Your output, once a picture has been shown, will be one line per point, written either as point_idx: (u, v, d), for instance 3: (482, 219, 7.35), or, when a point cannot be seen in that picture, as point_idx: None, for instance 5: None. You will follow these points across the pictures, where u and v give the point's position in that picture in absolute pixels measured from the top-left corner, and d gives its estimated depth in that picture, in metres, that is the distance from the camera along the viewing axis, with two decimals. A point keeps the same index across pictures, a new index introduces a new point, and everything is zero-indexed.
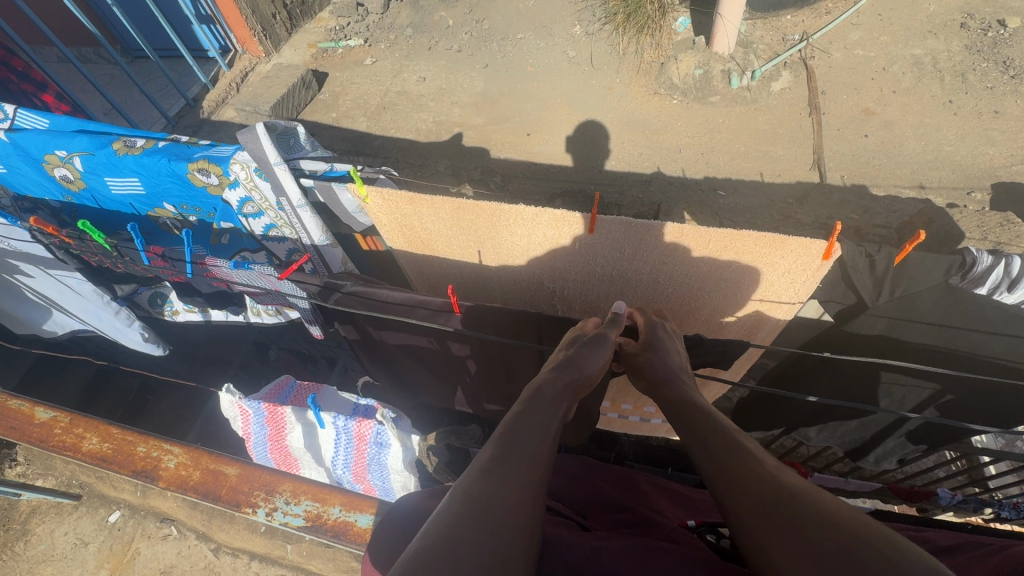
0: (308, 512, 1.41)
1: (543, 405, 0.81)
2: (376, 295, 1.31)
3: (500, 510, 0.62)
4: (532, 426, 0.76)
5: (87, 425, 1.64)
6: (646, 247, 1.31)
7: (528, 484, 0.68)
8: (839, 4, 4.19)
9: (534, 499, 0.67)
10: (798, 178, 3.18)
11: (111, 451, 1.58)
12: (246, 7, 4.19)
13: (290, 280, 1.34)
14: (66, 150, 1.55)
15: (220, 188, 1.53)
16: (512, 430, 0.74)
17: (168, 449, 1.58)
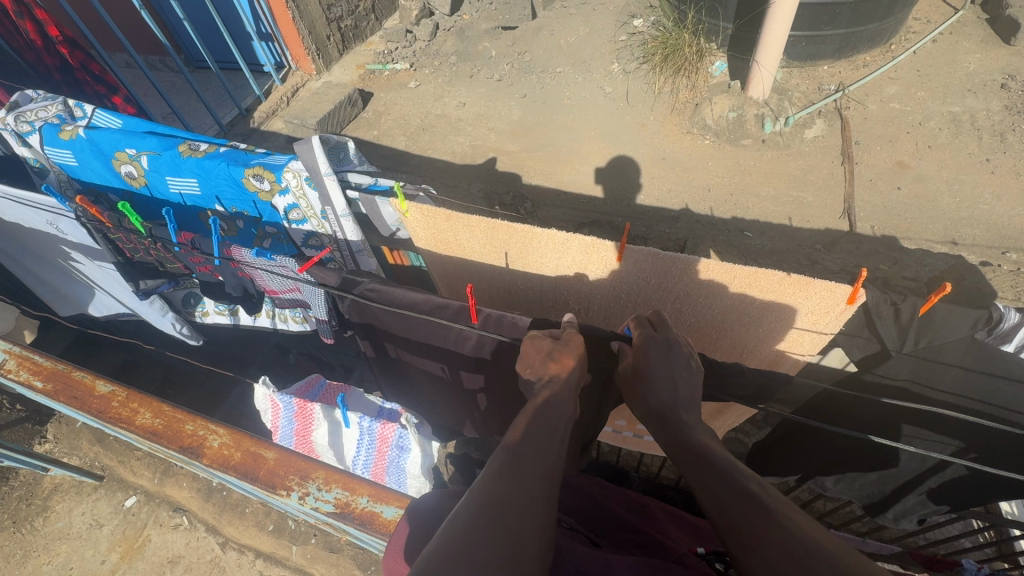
0: (336, 498, 1.29)
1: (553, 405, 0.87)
2: (392, 296, 1.25)
3: (511, 516, 0.69)
4: (541, 434, 0.82)
5: (142, 403, 1.51)
6: (671, 279, 1.35)
7: (536, 490, 0.74)
8: (876, 58, 4.26)
9: (546, 500, 0.74)
10: (828, 226, 3.18)
11: (162, 426, 1.45)
12: (303, 27, 4.45)
13: (310, 273, 1.28)
14: (136, 148, 1.68)
15: (270, 195, 1.62)
16: (521, 435, 0.81)
17: (214, 428, 1.46)
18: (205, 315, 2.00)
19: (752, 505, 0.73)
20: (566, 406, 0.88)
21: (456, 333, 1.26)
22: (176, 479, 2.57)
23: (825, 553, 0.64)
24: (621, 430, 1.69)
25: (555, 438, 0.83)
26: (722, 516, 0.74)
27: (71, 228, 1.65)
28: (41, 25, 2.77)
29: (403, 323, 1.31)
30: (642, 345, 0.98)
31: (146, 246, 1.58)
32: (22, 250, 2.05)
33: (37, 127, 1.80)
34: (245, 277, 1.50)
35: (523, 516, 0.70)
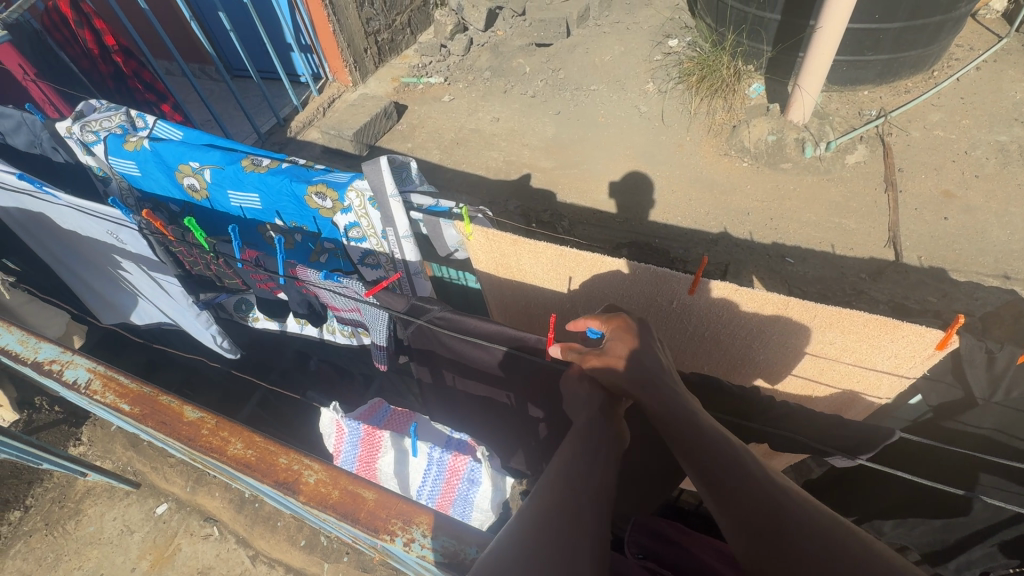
0: (442, 546, 0.93)
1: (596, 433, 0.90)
2: (463, 326, 1.24)
3: (562, 524, 0.72)
4: (580, 450, 0.86)
5: (235, 430, 1.13)
6: (745, 315, 1.32)
7: (577, 496, 0.77)
8: (918, 84, 4.20)
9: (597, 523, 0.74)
10: (872, 255, 3.11)
11: (254, 458, 1.09)
12: (343, 40, 4.51)
13: (378, 298, 1.27)
14: (200, 162, 1.70)
15: (332, 212, 1.62)
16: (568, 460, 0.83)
17: (308, 461, 1.08)
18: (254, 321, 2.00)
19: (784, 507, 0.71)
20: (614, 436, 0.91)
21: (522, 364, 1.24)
22: (208, 488, 2.56)
23: (860, 554, 0.64)
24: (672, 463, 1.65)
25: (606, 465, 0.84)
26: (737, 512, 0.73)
27: (130, 239, 1.64)
28: (99, 34, 2.82)
29: (469, 353, 1.30)
30: (621, 328, 1.02)
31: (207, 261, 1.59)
32: (71, 257, 2.05)
33: (102, 137, 1.83)
34: (309, 295, 1.48)
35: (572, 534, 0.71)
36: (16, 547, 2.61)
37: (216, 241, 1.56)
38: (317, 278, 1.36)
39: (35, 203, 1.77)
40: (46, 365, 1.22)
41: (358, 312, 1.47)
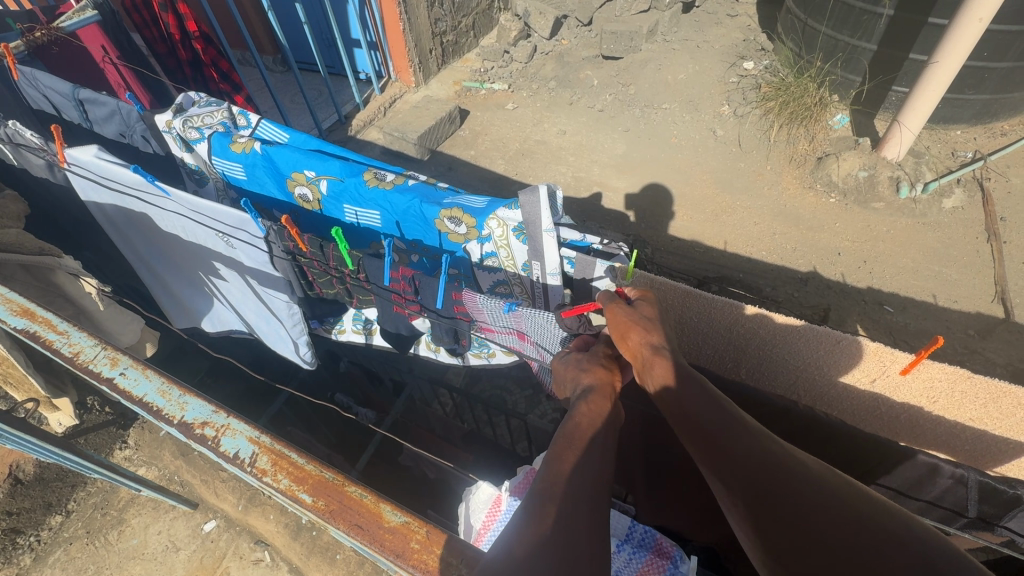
0: None
1: (595, 419, 0.91)
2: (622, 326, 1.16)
3: (555, 549, 0.70)
4: (571, 458, 0.83)
5: (455, 541, 0.76)
6: (968, 406, 1.13)
7: (562, 510, 0.75)
8: (1015, 126, 3.96)
9: (589, 503, 0.78)
10: (979, 310, 2.89)
11: None
12: (411, 39, 4.37)
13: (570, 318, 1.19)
14: (317, 171, 1.53)
15: (465, 238, 1.45)
16: (563, 450, 0.85)
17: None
18: (340, 332, 1.97)
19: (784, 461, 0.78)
20: (609, 421, 0.93)
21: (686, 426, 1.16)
22: (261, 510, 2.36)
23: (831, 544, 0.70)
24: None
25: (605, 453, 0.87)
26: (739, 485, 0.78)
27: (251, 239, 1.49)
28: (181, 19, 2.69)
29: (639, 406, 1.19)
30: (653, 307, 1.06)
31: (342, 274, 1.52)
32: (157, 258, 1.91)
33: (206, 136, 1.67)
34: (460, 321, 1.44)
35: (573, 521, 0.74)
36: (56, 554, 2.47)
37: (361, 258, 1.45)
38: (490, 306, 1.32)
39: (137, 201, 1.64)
40: (195, 430, 0.91)
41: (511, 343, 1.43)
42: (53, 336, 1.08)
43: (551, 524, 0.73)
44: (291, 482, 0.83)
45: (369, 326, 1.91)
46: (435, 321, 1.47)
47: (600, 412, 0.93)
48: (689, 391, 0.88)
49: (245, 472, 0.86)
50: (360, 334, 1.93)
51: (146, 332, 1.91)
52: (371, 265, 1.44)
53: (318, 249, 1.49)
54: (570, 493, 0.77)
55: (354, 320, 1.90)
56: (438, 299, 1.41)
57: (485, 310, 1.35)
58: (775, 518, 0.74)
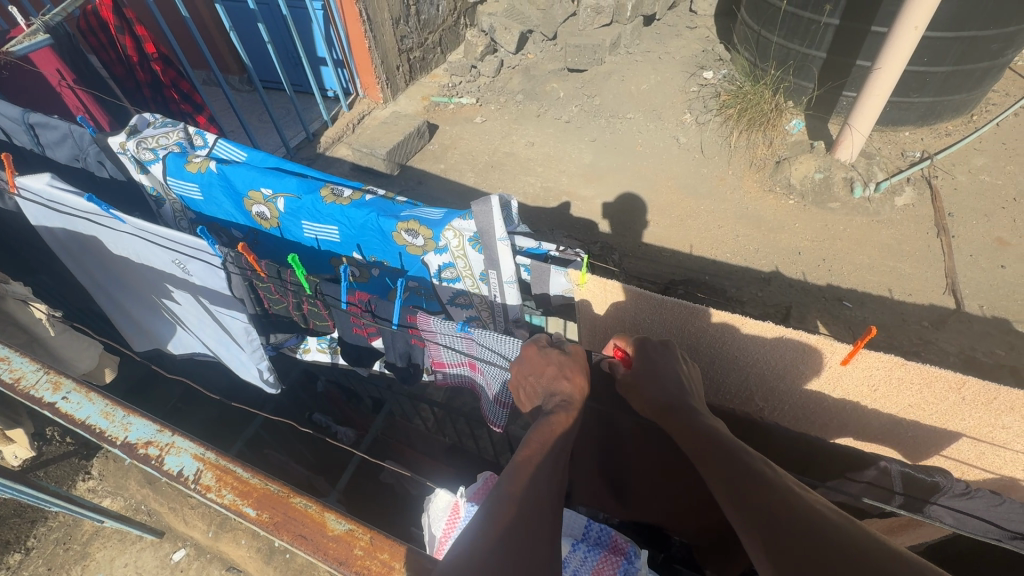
0: None
1: (563, 426, 0.91)
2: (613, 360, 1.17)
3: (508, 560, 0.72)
4: (537, 466, 0.84)
5: (400, 546, 0.78)
6: (906, 393, 1.19)
7: (523, 520, 0.76)
8: (958, 127, 4.18)
9: (549, 513, 0.79)
10: (932, 302, 3.01)
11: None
12: (378, 56, 4.41)
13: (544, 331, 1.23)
14: (273, 189, 1.54)
15: (422, 250, 1.47)
16: (531, 457, 0.85)
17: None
18: (306, 351, 1.93)
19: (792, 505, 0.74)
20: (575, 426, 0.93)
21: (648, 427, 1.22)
22: (232, 535, 2.32)
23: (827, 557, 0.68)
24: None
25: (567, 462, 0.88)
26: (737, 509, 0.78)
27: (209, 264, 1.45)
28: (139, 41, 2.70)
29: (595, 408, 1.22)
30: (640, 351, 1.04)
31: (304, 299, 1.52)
32: (113, 283, 1.88)
33: (160, 157, 1.67)
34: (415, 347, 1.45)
35: (531, 533, 0.76)
36: None
37: (318, 283, 1.46)
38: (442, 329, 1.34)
39: (87, 225, 1.62)
40: (138, 450, 0.90)
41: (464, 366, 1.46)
42: None
43: (506, 534, 0.74)
44: (235, 497, 0.83)
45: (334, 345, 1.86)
46: (388, 343, 1.46)
47: (565, 430, 0.91)
48: (692, 444, 0.87)
49: (188, 489, 0.85)
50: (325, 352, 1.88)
51: (104, 357, 1.87)
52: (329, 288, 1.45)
53: (276, 276, 1.50)
54: (535, 505, 0.78)
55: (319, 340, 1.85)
56: (393, 318, 1.41)
57: (438, 335, 1.37)
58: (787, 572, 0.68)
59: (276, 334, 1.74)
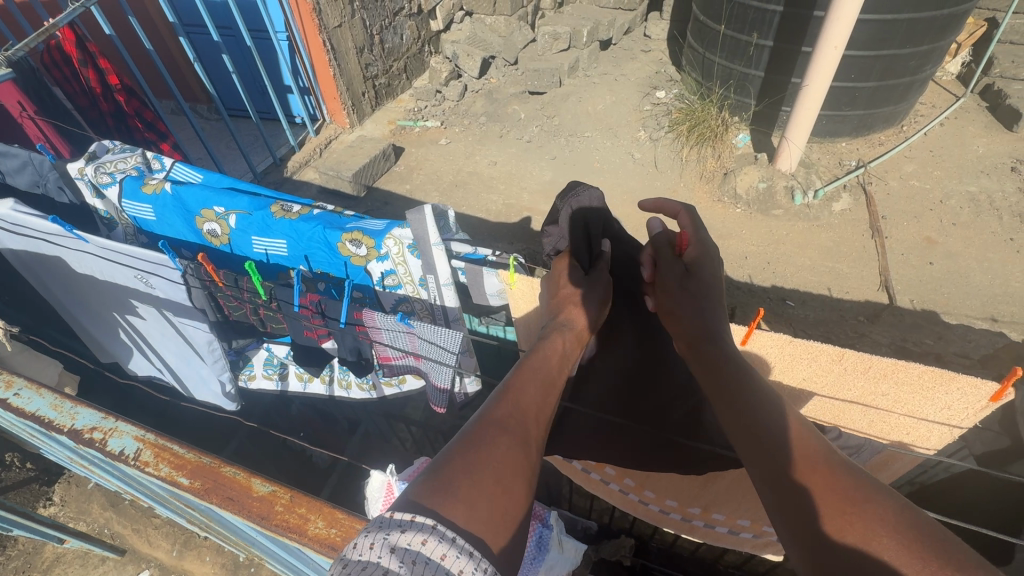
0: None
1: (551, 355, 0.97)
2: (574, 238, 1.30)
3: (496, 452, 0.74)
4: (528, 382, 0.88)
5: (316, 503, 0.90)
6: (799, 366, 1.33)
7: (508, 419, 0.80)
8: (890, 137, 4.49)
9: (536, 422, 0.83)
10: (867, 298, 3.22)
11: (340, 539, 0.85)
12: (343, 83, 4.57)
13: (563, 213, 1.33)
14: (225, 207, 1.64)
15: (366, 259, 1.57)
16: (521, 376, 0.89)
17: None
18: (251, 378, 2.05)
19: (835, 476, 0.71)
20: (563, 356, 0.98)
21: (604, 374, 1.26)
22: (197, 553, 2.40)
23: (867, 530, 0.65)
24: (649, 502, 1.94)
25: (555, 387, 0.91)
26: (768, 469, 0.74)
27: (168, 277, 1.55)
28: (102, 74, 2.83)
29: None
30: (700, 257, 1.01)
31: (257, 305, 1.62)
32: (73, 302, 1.94)
33: (118, 180, 1.75)
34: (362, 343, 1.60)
35: (517, 433, 0.78)
36: None
37: (273, 288, 1.56)
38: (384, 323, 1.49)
39: (50, 246, 1.69)
40: (84, 435, 1.02)
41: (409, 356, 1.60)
42: None
43: (502, 437, 0.76)
44: (170, 469, 0.96)
45: (281, 370, 2.00)
46: (338, 340, 1.58)
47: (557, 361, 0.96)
48: (723, 391, 0.83)
49: (129, 465, 0.98)
50: (272, 379, 2.01)
51: (63, 376, 1.92)
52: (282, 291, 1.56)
53: (233, 284, 1.60)
54: (522, 412, 0.82)
55: (267, 364, 1.99)
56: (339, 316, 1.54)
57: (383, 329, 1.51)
58: (812, 533, 0.67)
59: (238, 339, 1.86)
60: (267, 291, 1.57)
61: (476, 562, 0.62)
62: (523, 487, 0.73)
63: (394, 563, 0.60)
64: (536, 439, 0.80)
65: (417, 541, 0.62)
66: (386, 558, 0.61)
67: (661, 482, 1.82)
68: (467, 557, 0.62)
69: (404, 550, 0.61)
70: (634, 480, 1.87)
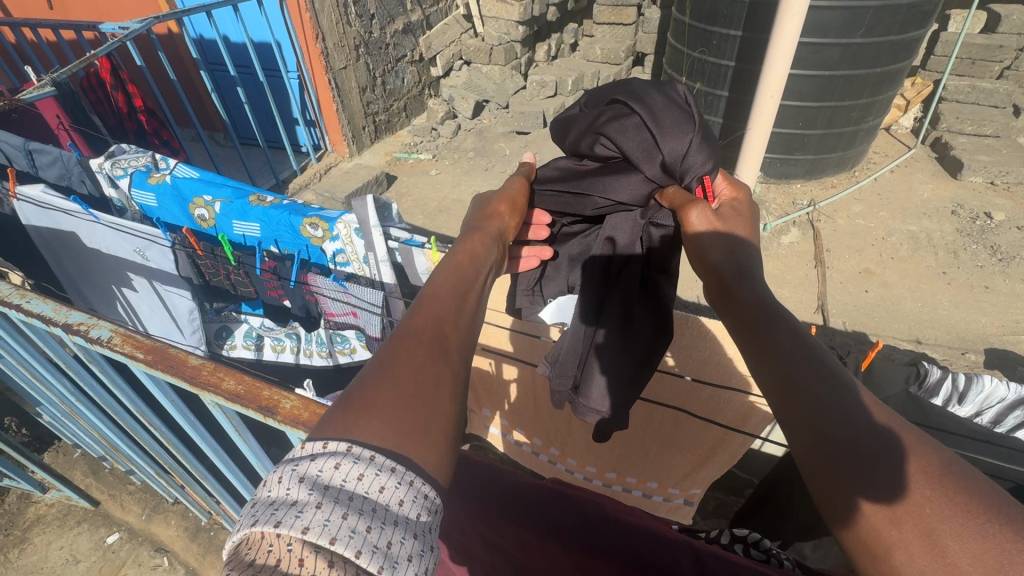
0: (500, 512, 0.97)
1: (462, 280, 0.96)
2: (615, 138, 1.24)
3: (409, 370, 0.74)
4: (431, 304, 0.88)
5: (233, 370, 1.08)
6: None
7: (415, 339, 0.80)
8: (842, 181, 4.86)
9: (449, 337, 0.83)
10: (804, 319, 3.50)
11: (245, 391, 1.04)
12: (344, 118, 5.09)
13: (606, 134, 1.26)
14: (212, 195, 2.00)
15: (322, 240, 1.89)
16: (425, 302, 0.89)
17: (287, 392, 1.04)
18: (232, 349, 2.18)
19: (827, 387, 0.71)
20: (481, 282, 0.99)
21: (604, 360, 1.24)
22: (163, 517, 2.61)
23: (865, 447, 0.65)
24: (574, 470, 2.27)
25: (467, 305, 0.92)
26: (782, 405, 0.74)
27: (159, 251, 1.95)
28: (130, 97, 3.32)
29: None
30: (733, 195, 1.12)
31: (230, 271, 2.14)
32: (80, 274, 2.29)
33: (129, 173, 2.13)
34: (309, 300, 2.08)
35: (431, 351, 0.79)
36: None
37: (240, 255, 2.07)
38: (324, 284, 1.97)
39: (68, 221, 2.05)
40: (73, 326, 1.21)
41: (349, 315, 2.05)
42: None
43: (415, 360, 0.76)
44: (132, 348, 1.14)
45: (258, 342, 2.14)
46: (291, 297, 2.09)
47: (469, 281, 0.97)
48: (746, 321, 0.85)
49: (103, 347, 1.16)
50: (249, 349, 2.13)
51: None
52: (249, 259, 2.07)
53: (209, 252, 2.12)
54: (430, 331, 0.82)
55: (245, 337, 2.15)
56: (290, 278, 2.02)
57: (325, 290, 2.00)
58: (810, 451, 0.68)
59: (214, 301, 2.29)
60: (236, 258, 2.09)
61: (396, 477, 0.61)
62: (442, 394, 0.74)
63: (303, 492, 0.56)
64: (453, 351, 0.81)
65: (328, 467, 0.59)
66: (296, 490, 0.56)
67: (577, 447, 2.19)
68: (387, 474, 0.60)
69: (313, 480, 0.57)
70: (558, 448, 2.25)
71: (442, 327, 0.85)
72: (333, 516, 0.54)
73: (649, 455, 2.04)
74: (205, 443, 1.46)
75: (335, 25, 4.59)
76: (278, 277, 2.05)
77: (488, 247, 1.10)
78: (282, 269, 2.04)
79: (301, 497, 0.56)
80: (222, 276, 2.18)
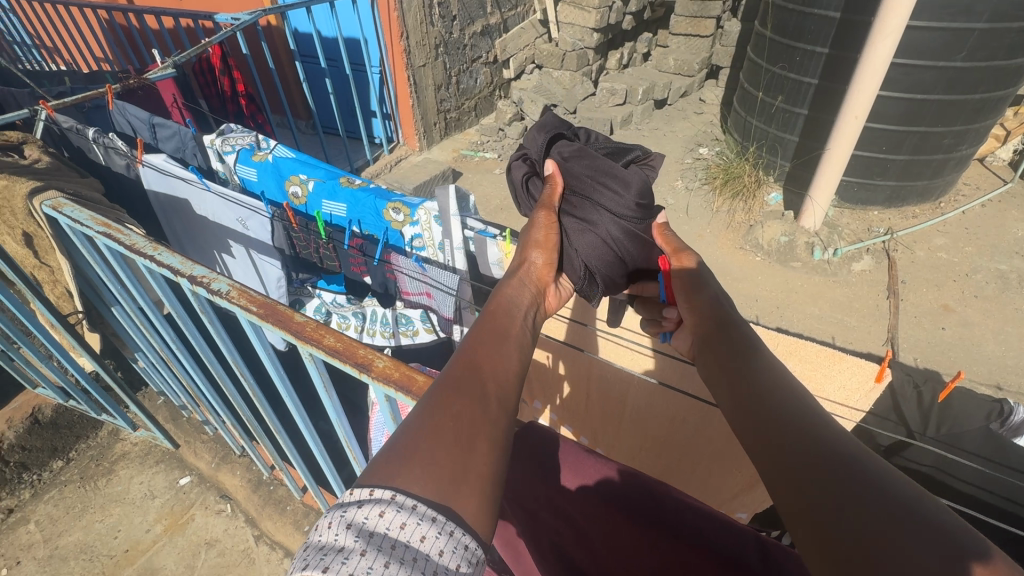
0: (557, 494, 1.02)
1: (501, 331, 0.96)
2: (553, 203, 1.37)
3: (448, 421, 0.75)
4: (469, 355, 0.89)
5: (332, 330, 1.20)
6: None
7: (453, 390, 0.80)
8: (925, 211, 4.59)
9: (486, 386, 0.83)
10: (871, 350, 3.35)
11: (343, 348, 1.15)
12: (418, 113, 5.32)
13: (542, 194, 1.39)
14: (308, 175, 2.17)
15: (402, 224, 2.02)
16: (464, 353, 0.90)
17: (380, 353, 1.14)
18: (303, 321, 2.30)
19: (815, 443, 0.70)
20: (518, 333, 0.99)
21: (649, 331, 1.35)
22: (230, 467, 2.84)
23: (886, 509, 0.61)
24: None
25: (506, 354, 0.92)
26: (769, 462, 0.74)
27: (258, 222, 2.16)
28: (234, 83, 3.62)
29: None
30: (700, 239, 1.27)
31: (319, 245, 2.27)
32: (187, 237, 2.56)
33: (236, 150, 2.34)
34: (389, 278, 2.19)
35: (468, 404, 0.79)
36: (50, 493, 2.84)
37: (332, 231, 2.20)
38: (406, 264, 2.08)
39: (183, 188, 2.30)
40: (198, 279, 1.37)
41: (423, 295, 2.17)
42: (120, 234, 1.58)
43: (453, 412, 0.76)
44: (247, 302, 1.29)
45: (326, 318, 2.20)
46: (373, 274, 2.21)
47: (507, 330, 0.98)
48: (731, 382, 0.87)
49: (222, 298, 1.32)
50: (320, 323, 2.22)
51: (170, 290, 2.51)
52: (338, 235, 2.20)
53: (303, 226, 2.25)
54: (467, 383, 0.82)
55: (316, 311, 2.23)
56: (375, 256, 2.15)
57: (405, 270, 2.12)
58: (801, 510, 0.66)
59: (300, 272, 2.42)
60: (328, 234, 2.23)
61: (437, 528, 0.63)
62: (477, 446, 0.74)
63: (350, 539, 0.60)
64: (490, 400, 0.81)
65: (373, 515, 0.63)
66: (343, 536, 0.61)
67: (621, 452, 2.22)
68: (428, 524, 0.63)
69: (359, 526, 0.62)
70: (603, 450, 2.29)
71: (479, 377, 0.85)
72: (376, 564, 0.58)
73: (697, 471, 2.04)
74: (291, 399, 1.60)
75: (420, 25, 4.81)
76: (364, 254, 2.18)
77: (522, 289, 1.13)
78: (368, 247, 2.16)
79: (347, 542, 0.61)
80: (310, 248, 2.30)
